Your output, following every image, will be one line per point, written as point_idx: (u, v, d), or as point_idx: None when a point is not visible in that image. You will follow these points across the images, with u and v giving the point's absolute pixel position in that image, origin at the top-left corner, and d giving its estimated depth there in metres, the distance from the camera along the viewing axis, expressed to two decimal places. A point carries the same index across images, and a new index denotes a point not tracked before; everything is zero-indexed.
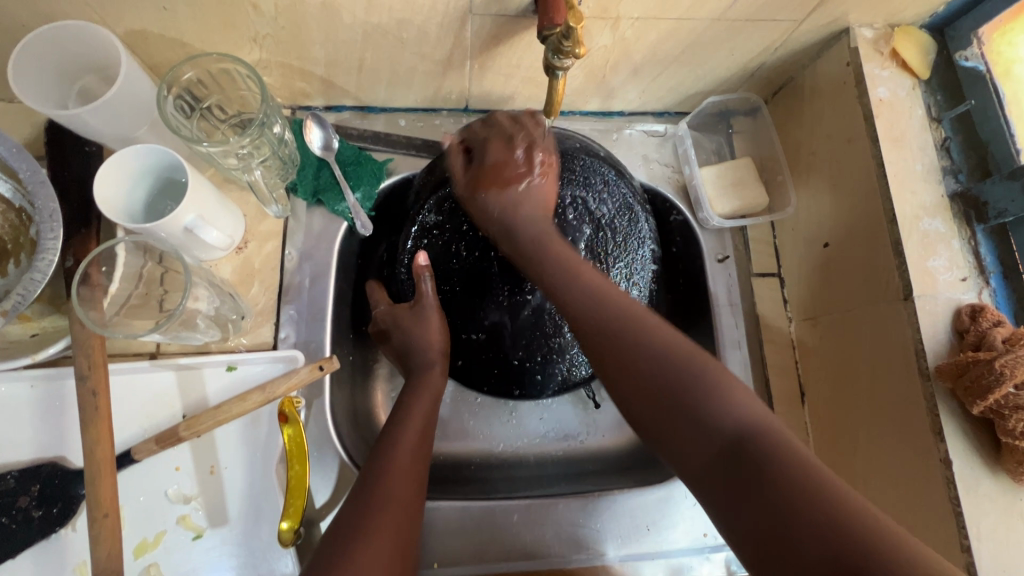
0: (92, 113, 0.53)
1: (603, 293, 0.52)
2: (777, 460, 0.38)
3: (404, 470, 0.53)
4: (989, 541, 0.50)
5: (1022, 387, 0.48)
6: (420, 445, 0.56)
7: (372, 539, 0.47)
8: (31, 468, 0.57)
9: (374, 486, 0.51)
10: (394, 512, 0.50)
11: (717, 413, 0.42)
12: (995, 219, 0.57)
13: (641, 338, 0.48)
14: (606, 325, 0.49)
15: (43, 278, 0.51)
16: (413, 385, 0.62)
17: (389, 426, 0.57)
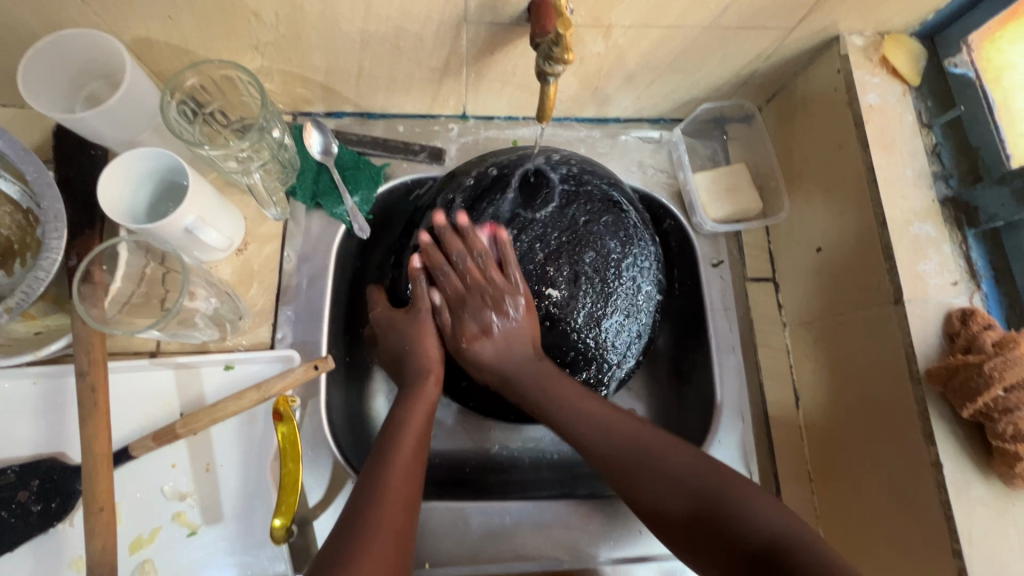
0: (97, 117, 0.55)
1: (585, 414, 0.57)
2: (813, 563, 0.45)
3: (399, 491, 0.52)
4: (980, 546, 0.49)
5: (1011, 390, 0.48)
6: (415, 460, 0.55)
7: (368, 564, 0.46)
8: (31, 463, 0.58)
9: (368, 510, 0.50)
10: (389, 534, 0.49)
11: (754, 513, 0.50)
12: (986, 223, 0.57)
13: (663, 462, 0.54)
14: (625, 466, 0.54)
15: (46, 276, 0.53)
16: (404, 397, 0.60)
17: (382, 442, 0.56)
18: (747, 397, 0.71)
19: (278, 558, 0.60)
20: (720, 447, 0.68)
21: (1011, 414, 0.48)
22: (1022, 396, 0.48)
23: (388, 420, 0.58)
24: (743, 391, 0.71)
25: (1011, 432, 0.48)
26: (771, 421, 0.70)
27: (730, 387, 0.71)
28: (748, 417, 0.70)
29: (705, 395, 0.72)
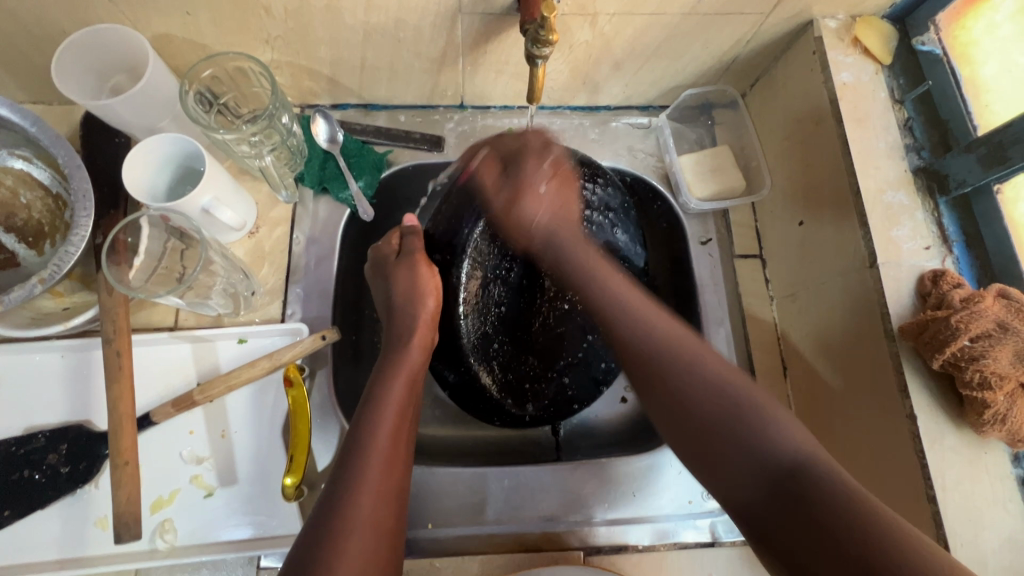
0: (122, 104, 0.59)
1: (632, 307, 0.60)
2: (836, 491, 0.42)
3: (384, 460, 0.50)
4: (953, 491, 0.52)
5: (976, 340, 0.51)
6: (401, 425, 0.54)
7: (355, 532, 0.45)
8: (59, 428, 0.62)
9: (351, 480, 0.48)
10: (375, 500, 0.48)
11: (778, 437, 0.47)
12: (956, 189, 0.60)
13: (690, 361, 0.54)
14: (657, 360, 0.56)
15: (76, 250, 0.57)
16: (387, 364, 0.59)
17: (364, 406, 0.54)
18: (737, 368, 0.74)
19: (288, 519, 0.63)
20: None
21: (978, 362, 0.50)
22: (987, 345, 0.50)
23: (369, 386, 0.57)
24: (732, 362, 0.74)
25: (978, 379, 0.50)
26: (760, 389, 0.73)
27: (720, 357, 0.74)
28: None
29: None
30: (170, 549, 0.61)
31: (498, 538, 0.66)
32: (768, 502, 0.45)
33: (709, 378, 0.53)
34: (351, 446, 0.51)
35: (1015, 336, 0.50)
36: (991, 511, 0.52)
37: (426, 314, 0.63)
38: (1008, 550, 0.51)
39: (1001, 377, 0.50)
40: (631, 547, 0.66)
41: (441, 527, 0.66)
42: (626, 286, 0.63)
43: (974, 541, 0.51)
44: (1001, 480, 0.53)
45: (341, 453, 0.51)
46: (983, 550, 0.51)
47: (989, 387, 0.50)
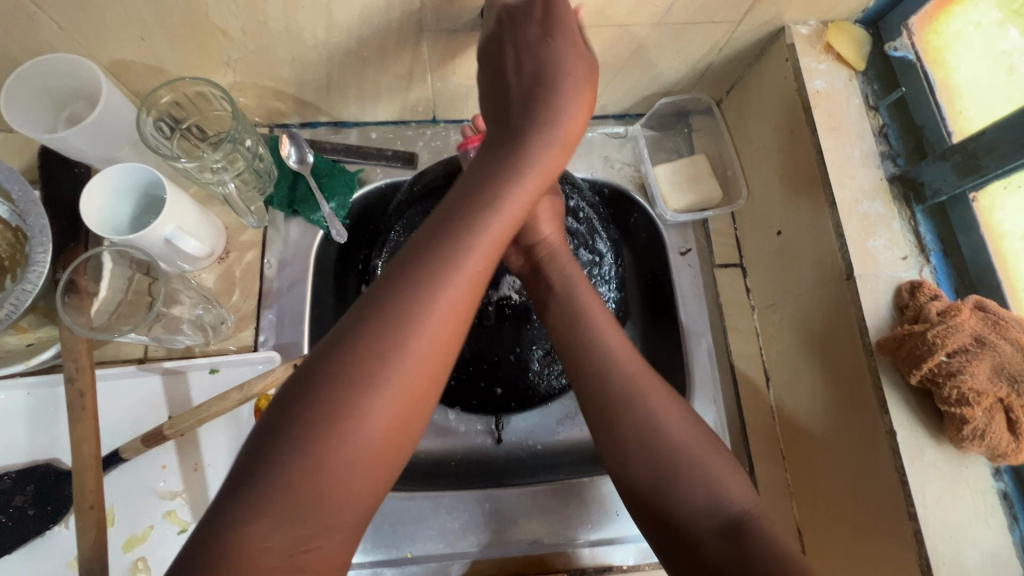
0: (77, 135, 0.58)
1: (611, 359, 0.55)
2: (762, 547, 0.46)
3: (449, 308, 0.44)
4: (935, 508, 0.51)
5: (953, 355, 0.50)
6: (488, 262, 0.47)
7: (402, 367, 0.41)
8: (26, 468, 0.61)
9: (413, 312, 0.42)
10: (433, 338, 0.43)
11: (726, 491, 0.49)
12: (932, 199, 0.59)
13: (658, 437, 0.51)
14: (641, 435, 0.51)
15: (33, 288, 0.56)
16: (488, 183, 0.51)
17: (455, 224, 0.47)
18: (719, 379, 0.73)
19: None
20: None
21: (955, 378, 0.49)
22: (964, 360, 0.50)
23: (461, 207, 0.49)
24: (713, 374, 0.74)
25: (956, 396, 0.49)
26: (742, 401, 0.72)
27: (702, 369, 0.73)
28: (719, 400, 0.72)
29: (678, 380, 0.75)
30: None
31: (481, 563, 0.65)
32: (693, 516, 0.48)
33: (677, 434, 0.51)
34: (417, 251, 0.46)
35: (991, 351, 0.50)
36: (972, 526, 0.51)
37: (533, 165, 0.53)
38: (991, 565, 0.50)
39: (979, 394, 0.49)
40: (616, 567, 0.66)
41: (421, 554, 0.65)
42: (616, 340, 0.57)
43: (956, 558, 0.50)
44: (982, 494, 0.52)
45: (421, 244, 0.46)
46: (965, 566, 0.50)
47: (967, 404, 0.49)
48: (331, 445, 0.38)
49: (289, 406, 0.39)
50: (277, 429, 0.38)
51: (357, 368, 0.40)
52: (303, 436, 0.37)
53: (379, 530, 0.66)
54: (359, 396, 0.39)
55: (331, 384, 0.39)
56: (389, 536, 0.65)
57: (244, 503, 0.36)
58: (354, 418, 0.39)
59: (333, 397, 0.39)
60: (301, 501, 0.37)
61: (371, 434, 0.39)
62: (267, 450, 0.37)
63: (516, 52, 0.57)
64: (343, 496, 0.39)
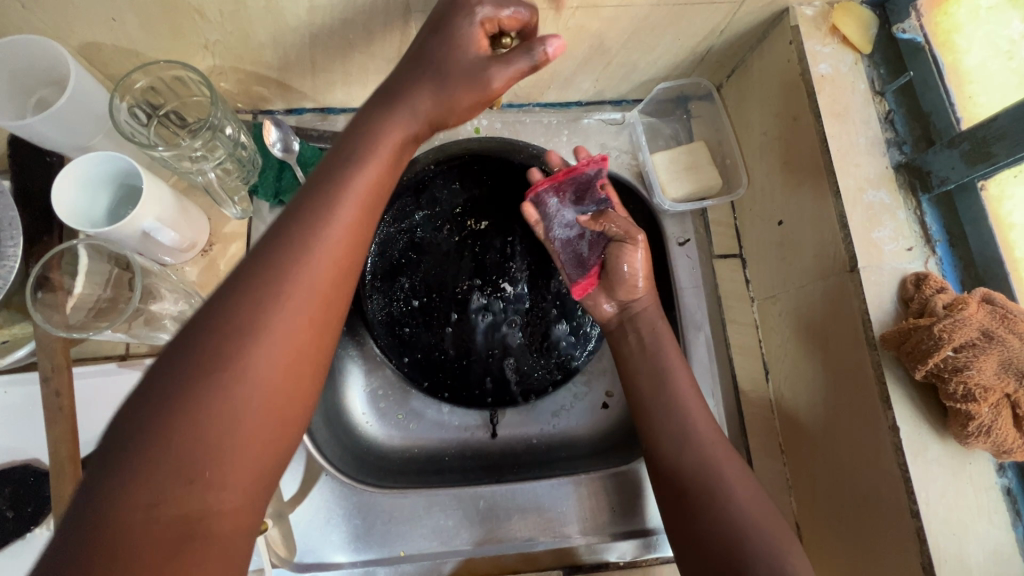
0: (46, 122, 0.54)
1: (693, 432, 0.59)
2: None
3: (331, 260, 0.40)
4: (937, 505, 0.50)
5: (960, 350, 0.49)
6: (352, 262, 0.41)
7: (279, 317, 0.37)
8: (4, 470, 0.59)
9: (287, 261, 0.38)
10: (313, 289, 0.39)
11: (744, 507, 0.55)
12: (938, 187, 0.57)
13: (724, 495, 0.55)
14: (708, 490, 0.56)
15: (4, 283, 0.54)
16: (349, 154, 0.44)
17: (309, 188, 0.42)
18: (717, 373, 0.72)
19: None
20: None
21: (961, 373, 0.48)
22: (971, 355, 0.48)
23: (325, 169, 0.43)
24: (711, 367, 0.72)
25: (962, 392, 0.48)
26: (741, 396, 0.71)
27: (700, 363, 0.72)
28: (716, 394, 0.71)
29: None
30: None
31: (475, 561, 0.64)
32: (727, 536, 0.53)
33: (706, 461, 0.58)
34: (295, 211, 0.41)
35: (1000, 345, 0.48)
36: (975, 523, 0.50)
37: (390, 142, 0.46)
38: (993, 563, 0.49)
39: (985, 390, 0.48)
40: (611, 565, 0.65)
41: (414, 552, 0.64)
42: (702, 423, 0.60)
43: (959, 556, 0.49)
44: (985, 491, 0.51)
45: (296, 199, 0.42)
46: (968, 565, 0.49)
47: (973, 400, 0.47)
48: (196, 408, 0.34)
49: (162, 372, 0.35)
50: (152, 384, 0.35)
51: (239, 315, 0.36)
52: (183, 384, 0.34)
53: (371, 527, 0.64)
54: (242, 344, 0.36)
55: (208, 334, 0.36)
56: (380, 534, 0.64)
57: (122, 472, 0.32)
58: (225, 379, 0.35)
59: (202, 354, 0.35)
60: (188, 454, 0.33)
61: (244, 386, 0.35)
62: (122, 453, 0.33)
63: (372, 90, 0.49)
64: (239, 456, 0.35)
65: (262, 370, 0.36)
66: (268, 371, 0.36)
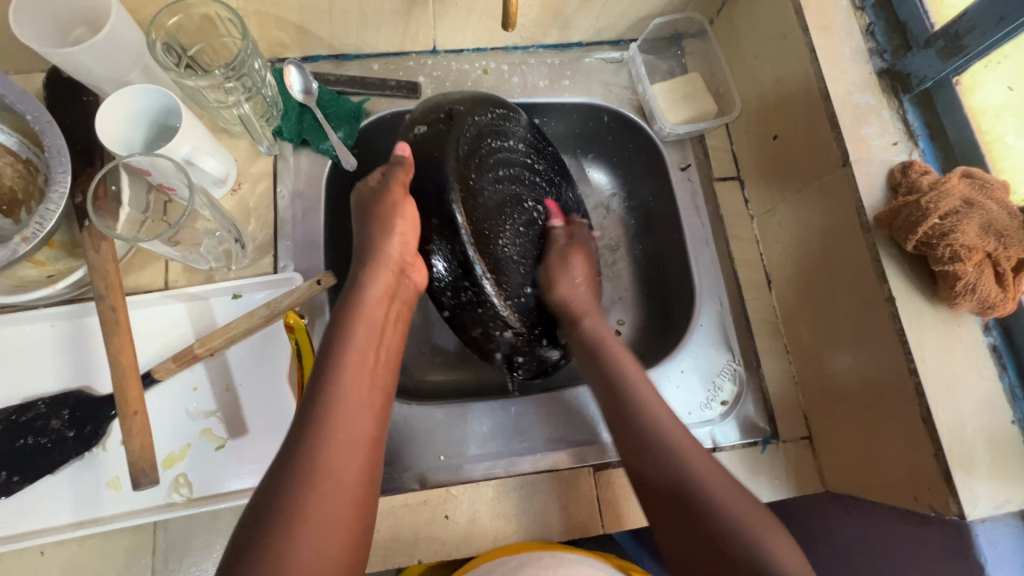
0: (86, 53, 0.57)
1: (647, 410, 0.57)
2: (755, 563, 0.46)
3: (348, 409, 0.49)
4: (932, 362, 0.55)
5: (946, 218, 0.54)
6: (371, 373, 0.53)
7: (325, 451, 0.46)
8: (59, 395, 0.61)
9: (316, 435, 0.47)
10: (349, 406, 0.50)
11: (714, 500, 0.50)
12: (918, 86, 0.63)
13: (686, 456, 0.53)
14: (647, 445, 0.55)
15: (56, 208, 0.56)
16: (351, 300, 0.57)
17: (325, 356, 0.53)
18: (723, 284, 0.77)
19: None
20: (703, 329, 0.74)
21: (947, 237, 0.53)
22: (955, 221, 0.53)
23: (330, 329, 0.55)
24: (718, 280, 0.77)
25: (949, 254, 0.53)
26: (747, 303, 0.76)
27: (706, 275, 0.77)
28: (724, 300, 0.76)
29: (684, 291, 0.78)
30: (188, 501, 0.61)
31: (511, 463, 0.68)
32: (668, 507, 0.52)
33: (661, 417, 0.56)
34: (320, 375, 0.51)
35: (979, 210, 0.54)
36: (966, 376, 0.55)
37: (391, 253, 0.60)
38: (984, 410, 0.55)
39: (969, 250, 0.53)
40: None
41: (453, 457, 0.68)
42: (651, 394, 0.58)
43: (954, 404, 0.55)
44: (974, 349, 0.57)
45: (317, 373, 0.51)
46: (962, 412, 0.54)
47: (959, 260, 0.53)
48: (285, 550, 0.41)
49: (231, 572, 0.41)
50: None
51: (287, 518, 0.42)
52: None
53: (409, 436, 0.68)
54: (313, 476, 0.45)
55: (280, 509, 0.43)
56: (418, 443, 0.68)
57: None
58: (302, 512, 0.43)
59: (277, 520, 0.42)
60: (278, 551, 0.41)
61: (323, 490, 0.44)
62: None
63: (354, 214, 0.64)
64: (324, 545, 0.43)
65: (336, 476, 0.45)
66: (348, 441, 0.48)
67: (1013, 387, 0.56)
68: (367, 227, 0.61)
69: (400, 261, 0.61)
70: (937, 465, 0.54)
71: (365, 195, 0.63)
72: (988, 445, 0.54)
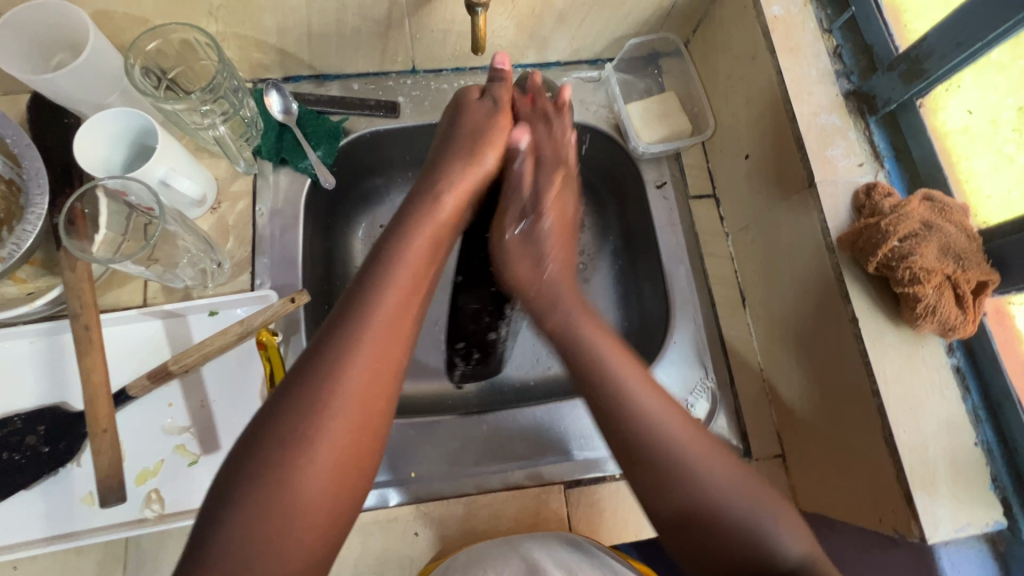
0: (65, 78, 0.59)
1: (679, 446, 0.49)
2: None
3: (399, 297, 0.50)
4: (895, 383, 0.56)
5: (905, 240, 0.54)
6: (422, 273, 0.53)
7: (371, 335, 0.48)
8: (35, 411, 0.62)
9: (363, 316, 0.48)
10: (398, 296, 0.50)
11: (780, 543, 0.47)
12: (883, 108, 0.63)
13: (702, 476, 0.49)
14: (700, 494, 0.48)
15: (33, 229, 0.58)
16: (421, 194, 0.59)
17: (387, 241, 0.54)
18: (698, 301, 0.77)
19: None
20: (677, 346, 0.75)
21: (907, 260, 0.54)
22: (914, 243, 0.54)
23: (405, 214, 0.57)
24: (693, 296, 0.77)
25: (909, 276, 0.54)
26: (721, 320, 0.76)
27: (681, 291, 0.77)
28: (700, 319, 0.77)
29: (660, 308, 0.79)
30: (159, 517, 0.62)
31: (483, 480, 0.69)
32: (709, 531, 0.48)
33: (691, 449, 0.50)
34: (380, 258, 0.53)
35: (938, 233, 0.55)
36: (929, 398, 0.56)
37: (485, 166, 0.63)
38: (947, 431, 0.55)
39: (928, 272, 0.53)
40: (609, 477, 0.70)
41: (425, 474, 0.68)
42: (666, 416, 0.51)
43: (916, 426, 0.55)
44: (938, 370, 0.57)
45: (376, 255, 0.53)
46: (924, 433, 0.55)
47: (918, 282, 0.53)
48: (302, 430, 0.43)
49: (252, 439, 0.44)
50: (224, 495, 0.42)
51: (318, 393, 0.45)
52: (267, 463, 0.42)
53: (382, 453, 0.69)
54: (323, 395, 0.44)
55: (277, 440, 0.43)
56: (390, 459, 0.69)
57: (253, 466, 0.42)
58: (335, 390, 0.45)
59: (307, 394, 0.45)
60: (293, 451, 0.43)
61: (348, 389, 0.45)
62: (251, 456, 0.43)
63: (445, 125, 0.67)
64: (341, 436, 0.44)
65: (371, 363, 0.47)
66: (389, 337, 0.49)
67: (976, 408, 0.56)
68: (468, 129, 0.64)
69: (484, 172, 0.62)
70: (900, 488, 0.54)
71: (465, 107, 0.66)
72: (950, 467, 0.54)
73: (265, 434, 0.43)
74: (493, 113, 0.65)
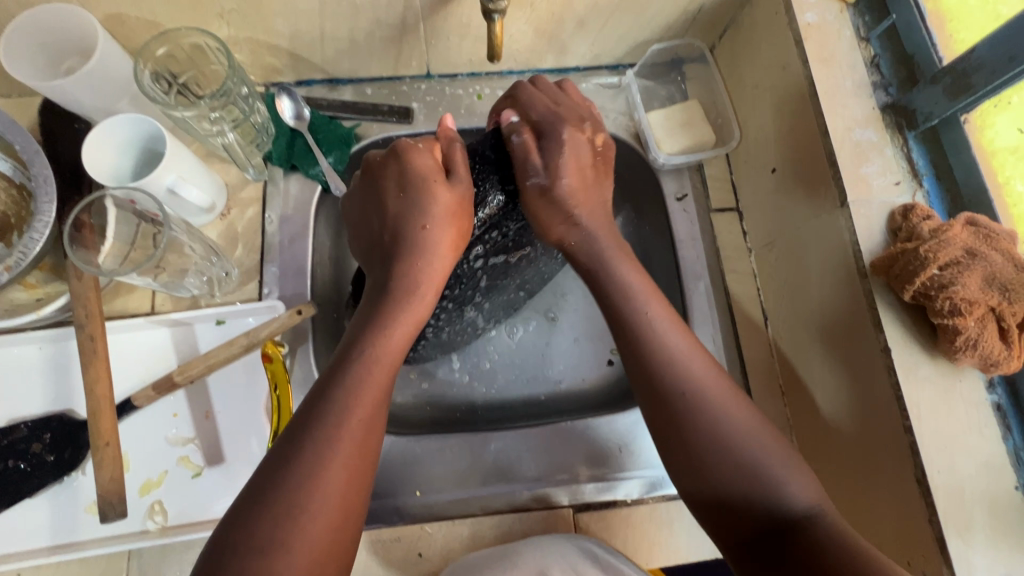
0: (74, 84, 0.58)
1: (727, 431, 0.49)
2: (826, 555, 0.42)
3: (372, 397, 0.47)
4: (929, 420, 0.52)
5: (945, 269, 0.51)
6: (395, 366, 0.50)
7: (344, 436, 0.45)
8: (41, 419, 0.62)
9: (336, 416, 0.45)
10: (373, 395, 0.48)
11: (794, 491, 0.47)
12: (923, 123, 0.59)
13: (749, 454, 0.48)
14: (746, 471, 0.47)
15: (41, 237, 0.57)
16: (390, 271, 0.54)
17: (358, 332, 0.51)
18: (717, 319, 0.74)
19: None
20: None
21: (947, 289, 0.50)
22: (955, 272, 0.51)
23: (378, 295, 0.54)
24: (713, 315, 0.74)
25: (949, 307, 0.50)
26: (741, 340, 0.73)
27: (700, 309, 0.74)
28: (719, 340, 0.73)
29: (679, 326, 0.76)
30: (161, 530, 0.61)
31: (489, 500, 0.67)
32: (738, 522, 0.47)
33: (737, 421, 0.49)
34: (354, 352, 0.50)
35: (982, 262, 0.51)
36: (966, 437, 0.52)
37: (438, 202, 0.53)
38: (985, 474, 0.51)
39: (971, 303, 0.50)
40: (620, 502, 0.68)
41: (431, 492, 0.67)
42: (728, 402, 0.51)
43: (951, 467, 0.51)
44: (977, 407, 0.53)
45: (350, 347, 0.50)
46: (960, 474, 0.51)
47: (959, 314, 0.50)
48: (272, 543, 0.41)
49: (221, 549, 0.41)
50: None
51: (286, 500, 0.42)
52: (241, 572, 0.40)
53: (387, 470, 0.67)
54: (295, 505, 0.42)
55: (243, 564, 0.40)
56: (395, 476, 0.67)
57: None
58: (304, 500, 0.42)
59: (278, 502, 0.42)
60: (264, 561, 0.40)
61: (320, 495, 0.43)
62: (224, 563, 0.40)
63: (388, 189, 0.56)
64: (314, 543, 0.42)
65: (342, 469, 0.44)
66: (361, 437, 0.46)
67: (1018, 450, 0.53)
68: (406, 178, 0.55)
69: (445, 217, 0.53)
70: (931, 531, 0.50)
71: (415, 173, 0.54)
72: (988, 513, 0.50)
73: (227, 555, 0.40)
74: (457, 205, 0.53)
